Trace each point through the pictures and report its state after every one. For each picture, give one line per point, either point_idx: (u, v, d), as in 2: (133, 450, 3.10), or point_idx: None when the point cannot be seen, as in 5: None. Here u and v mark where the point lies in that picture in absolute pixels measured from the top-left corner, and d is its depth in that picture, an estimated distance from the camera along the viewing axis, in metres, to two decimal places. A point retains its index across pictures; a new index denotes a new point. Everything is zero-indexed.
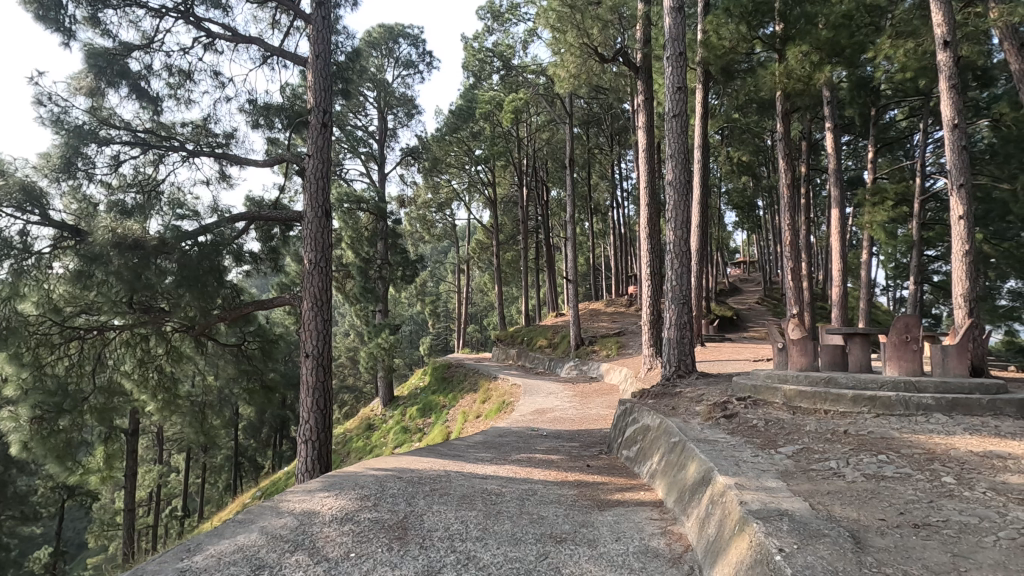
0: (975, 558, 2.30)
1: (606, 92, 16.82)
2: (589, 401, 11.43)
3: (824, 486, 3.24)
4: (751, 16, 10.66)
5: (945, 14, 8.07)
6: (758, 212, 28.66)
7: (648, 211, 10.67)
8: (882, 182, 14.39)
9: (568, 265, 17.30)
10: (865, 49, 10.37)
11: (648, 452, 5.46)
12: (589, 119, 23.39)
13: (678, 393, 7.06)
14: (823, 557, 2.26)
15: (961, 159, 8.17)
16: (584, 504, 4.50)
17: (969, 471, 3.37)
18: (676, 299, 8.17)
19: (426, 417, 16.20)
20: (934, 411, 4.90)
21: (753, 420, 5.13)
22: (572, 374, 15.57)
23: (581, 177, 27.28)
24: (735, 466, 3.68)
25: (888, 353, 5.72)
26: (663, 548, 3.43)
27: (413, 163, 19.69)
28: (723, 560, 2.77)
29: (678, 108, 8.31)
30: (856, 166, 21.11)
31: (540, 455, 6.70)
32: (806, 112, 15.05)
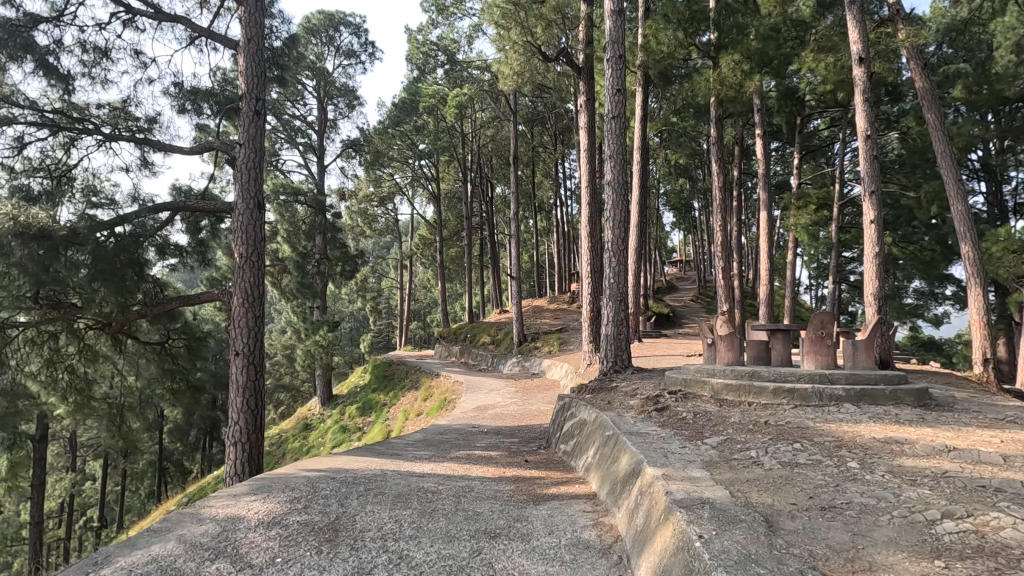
0: (872, 535, 2.49)
1: (550, 91, 17.00)
2: (530, 397, 11.54)
3: (744, 474, 3.42)
4: (688, 23, 11.15)
5: (861, 32, 8.67)
6: (693, 213, 29.89)
7: (590, 210, 10.91)
8: (806, 187, 15.31)
9: (512, 262, 17.28)
10: (791, 61, 11.04)
11: (584, 446, 5.58)
12: (534, 117, 23.53)
13: (614, 388, 7.25)
14: (738, 541, 2.38)
15: (873, 168, 8.80)
16: (520, 499, 4.54)
17: (871, 456, 3.65)
18: (614, 297, 8.35)
19: (366, 416, 15.85)
20: (845, 402, 5.28)
21: (683, 413, 5.34)
22: (515, 370, 15.68)
23: (525, 174, 27.45)
24: (663, 457, 3.82)
25: (806, 347, 6.09)
26: (594, 539, 3.52)
27: (355, 155, 19.19)
28: (649, 549, 2.87)
29: (618, 109, 8.45)
30: (783, 170, 22.33)
31: (480, 452, 6.70)
32: (739, 118, 15.77)
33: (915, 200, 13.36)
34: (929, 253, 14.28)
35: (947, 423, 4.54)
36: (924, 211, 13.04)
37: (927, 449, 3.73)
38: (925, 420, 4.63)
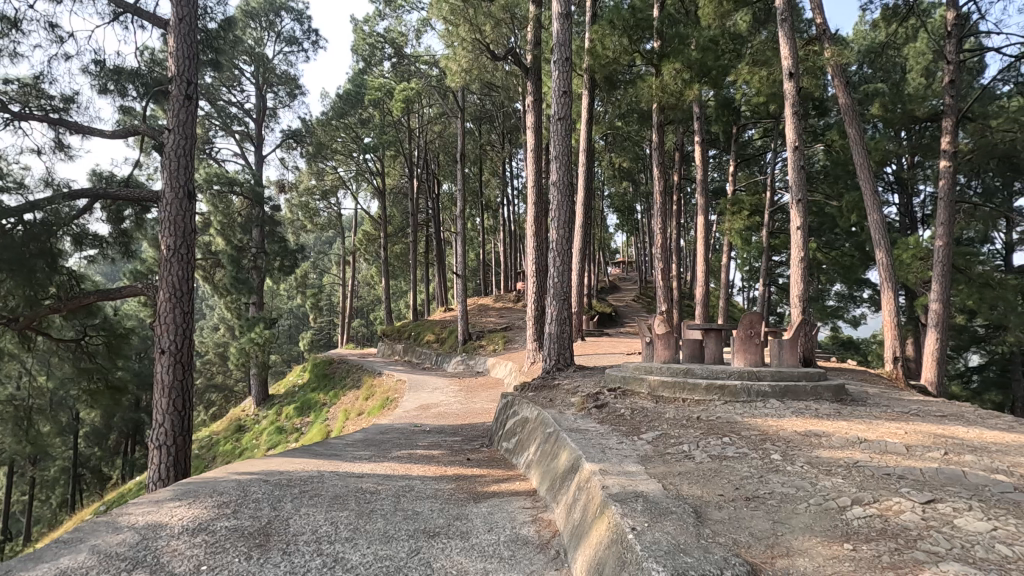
0: (790, 522, 2.65)
1: (498, 90, 17.00)
2: (474, 396, 11.53)
3: (676, 468, 3.55)
4: (632, 30, 11.46)
5: (791, 49, 9.17)
6: (635, 216, 30.73)
7: (535, 209, 11.01)
8: (740, 194, 16.05)
9: (458, 260, 17.14)
10: (727, 72, 11.55)
11: (525, 443, 5.63)
12: (481, 115, 23.47)
13: (556, 385, 7.36)
14: (668, 532, 2.47)
15: (800, 177, 9.31)
16: (461, 497, 4.52)
17: (792, 448, 3.88)
18: (558, 296, 8.46)
19: (304, 416, 15.33)
20: (770, 397, 5.60)
21: (621, 409, 5.48)
22: (459, 368, 15.61)
23: (472, 172, 27.34)
24: (601, 453, 3.91)
25: (736, 346, 6.40)
26: (532, 535, 3.56)
27: (296, 146, 18.52)
28: (585, 543, 2.93)
29: (564, 110, 8.55)
30: (720, 177, 23.33)
31: (421, 451, 6.63)
32: (680, 125, 16.34)
33: (837, 208, 14.31)
34: (848, 258, 15.40)
35: (860, 417, 4.89)
36: (845, 219, 14.00)
37: (841, 441, 4.00)
38: (840, 414, 4.98)
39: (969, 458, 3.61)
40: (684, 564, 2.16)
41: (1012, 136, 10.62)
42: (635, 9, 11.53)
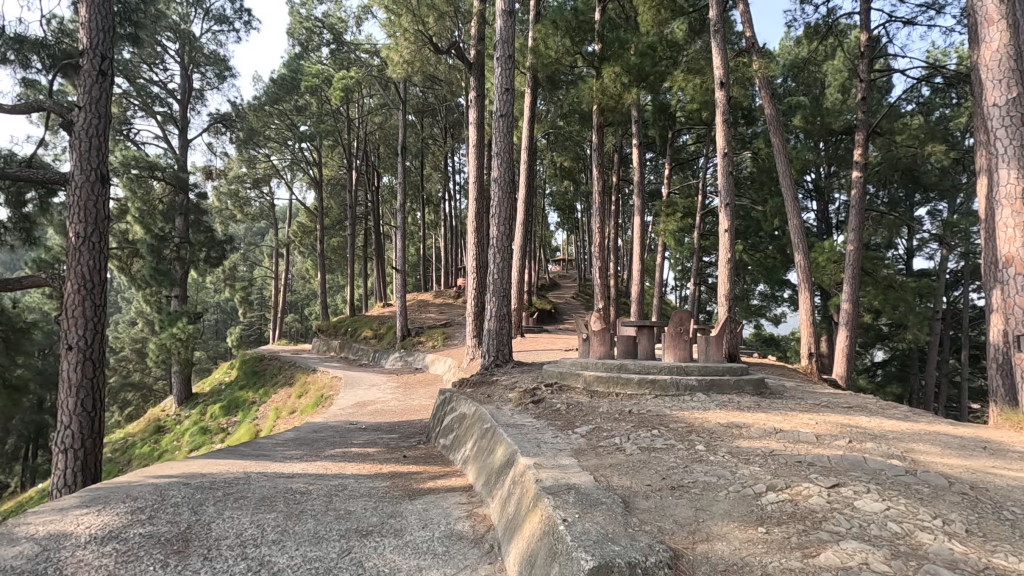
0: (711, 509, 2.81)
1: (442, 83, 16.80)
2: (411, 393, 11.39)
3: (608, 460, 3.67)
4: (574, 32, 11.76)
5: (722, 59, 9.61)
6: (575, 215, 31.27)
7: (476, 205, 11.01)
8: (675, 197, 16.68)
9: (398, 254, 16.81)
10: (664, 78, 11.95)
11: (462, 439, 5.63)
12: (424, 108, 23.13)
13: (494, 381, 7.40)
14: (598, 522, 2.55)
15: (728, 182, 9.77)
16: (395, 495, 4.47)
17: (715, 438, 4.10)
18: (497, 292, 8.49)
19: (231, 416, 14.60)
20: (697, 391, 5.87)
21: (557, 404, 5.59)
22: (397, 365, 15.35)
23: (413, 166, 26.88)
24: (536, 447, 3.97)
25: (667, 342, 6.66)
26: (467, 530, 3.57)
27: (225, 131, 17.59)
28: (519, 536, 2.97)
29: (506, 108, 8.58)
30: (656, 179, 24.15)
31: (356, 449, 6.48)
32: (619, 127, 16.77)
33: (761, 213, 15.16)
34: (771, 260, 16.36)
35: (776, 409, 5.22)
36: (768, 223, 14.85)
37: (760, 432, 4.27)
38: (759, 406, 5.31)
39: (870, 445, 3.94)
40: (612, 552, 2.23)
41: (914, 151, 11.63)
42: (577, 12, 11.82)
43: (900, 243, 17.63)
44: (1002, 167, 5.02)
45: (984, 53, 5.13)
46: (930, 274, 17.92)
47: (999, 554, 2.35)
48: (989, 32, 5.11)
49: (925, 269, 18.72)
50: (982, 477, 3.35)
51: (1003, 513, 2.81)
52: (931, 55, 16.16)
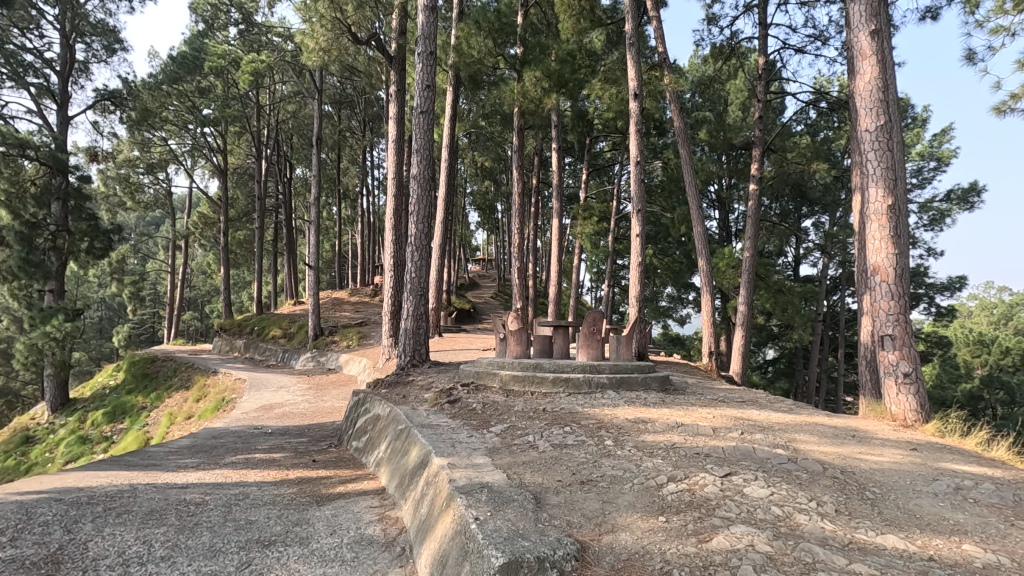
0: (617, 501, 2.94)
1: (361, 75, 16.26)
2: (323, 394, 10.99)
3: (521, 458, 3.72)
4: (497, 33, 11.77)
5: (637, 72, 10.05)
6: (496, 215, 31.42)
7: (395, 202, 10.73)
8: (591, 201, 17.25)
9: (311, 249, 16.07)
10: (582, 86, 12.28)
11: (376, 440, 5.49)
12: (341, 98, 22.26)
13: (410, 381, 7.30)
14: (509, 520, 2.58)
15: (640, 190, 10.24)
16: (302, 502, 4.27)
17: (622, 433, 4.29)
18: (414, 291, 8.37)
19: (117, 424, 13.29)
20: (607, 389, 6.12)
21: (473, 404, 5.60)
22: (308, 366, 14.67)
23: (329, 158, 25.77)
24: (450, 447, 3.96)
25: (581, 342, 6.88)
26: (377, 534, 3.49)
27: (114, 109, 15.99)
28: (430, 537, 2.95)
29: (427, 104, 8.45)
30: (574, 183, 24.84)
31: (260, 455, 6.13)
32: (540, 130, 17.09)
33: (670, 220, 16.03)
34: (677, 264, 17.36)
35: (678, 404, 5.56)
36: (677, 230, 15.76)
37: (664, 426, 4.52)
38: (664, 402, 5.63)
39: (759, 436, 4.29)
40: (521, 548, 2.27)
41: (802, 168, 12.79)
42: (500, 14, 11.90)
43: (789, 251, 19.34)
44: (872, 185, 5.65)
45: (859, 83, 5.74)
46: (814, 280, 19.83)
47: (860, 529, 2.65)
48: (863, 64, 5.72)
49: (810, 275, 20.67)
50: (851, 462, 3.76)
51: (866, 494, 3.17)
52: (818, 82, 17.88)
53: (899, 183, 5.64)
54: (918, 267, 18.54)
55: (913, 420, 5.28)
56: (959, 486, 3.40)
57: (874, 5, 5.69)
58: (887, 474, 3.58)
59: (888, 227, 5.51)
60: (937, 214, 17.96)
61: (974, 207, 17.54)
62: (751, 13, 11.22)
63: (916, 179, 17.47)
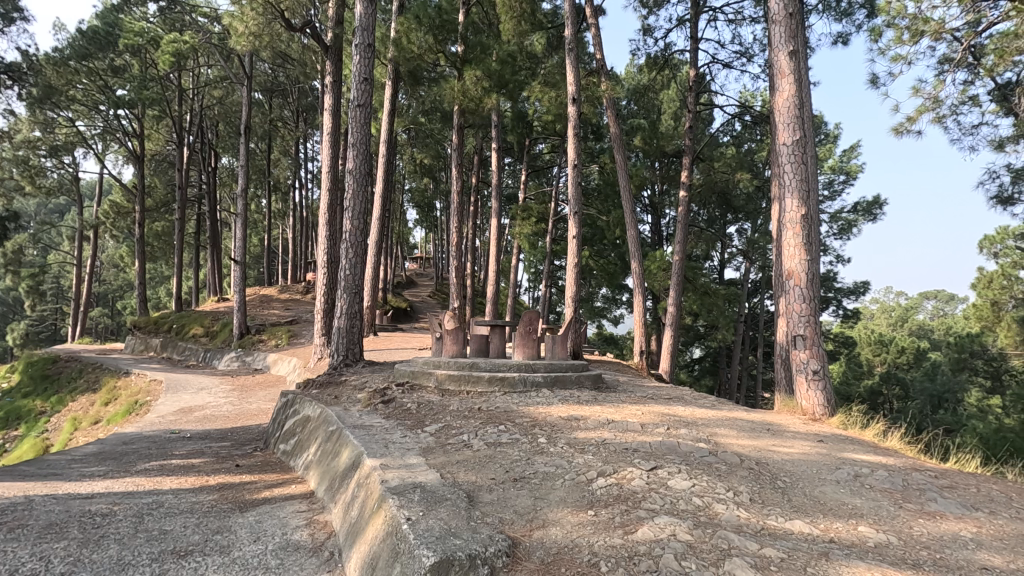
0: (548, 497, 3.01)
1: (295, 63, 15.63)
2: (249, 396, 10.48)
3: (455, 457, 3.72)
4: (437, 30, 11.64)
5: (576, 77, 10.26)
6: (434, 213, 31.05)
7: (329, 196, 10.37)
8: (530, 202, 17.44)
9: (238, 243, 15.24)
10: (522, 87, 12.35)
11: (305, 442, 5.30)
12: (272, 86, 21.30)
13: (342, 382, 7.12)
14: (441, 519, 2.57)
15: (576, 192, 10.46)
16: (223, 508, 4.06)
17: (556, 431, 4.38)
18: (348, 289, 8.13)
19: (10, 431, 12.10)
20: (542, 387, 6.22)
21: (408, 404, 5.52)
22: (232, 366, 13.93)
23: (258, 148, 24.55)
24: (383, 448, 3.89)
25: (517, 341, 6.95)
26: (305, 539, 3.38)
27: (12, 84, 14.50)
28: (360, 540, 2.89)
29: (363, 98, 8.23)
30: (514, 183, 25.00)
31: (177, 461, 5.77)
32: (480, 129, 17.08)
33: (605, 222, 16.47)
34: (612, 266, 17.88)
35: (610, 402, 5.74)
36: (611, 232, 16.22)
37: (595, 423, 4.65)
38: (596, 399, 5.78)
39: (683, 430, 4.50)
40: (452, 547, 2.28)
41: (727, 177, 13.50)
42: (441, 10, 11.77)
43: (715, 255, 20.37)
44: (788, 196, 6.07)
45: (779, 100, 6.15)
46: (737, 283, 20.99)
47: (772, 516, 2.85)
48: (782, 82, 6.14)
49: (734, 278, 21.86)
50: (765, 454, 4.03)
51: (777, 483, 3.41)
52: (743, 96, 18.95)
53: (811, 195, 6.09)
54: (829, 272, 20.05)
55: (821, 414, 5.73)
56: (858, 473, 3.72)
57: (792, 28, 6.12)
58: (795, 463, 3.87)
59: (801, 236, 5.94)
60: (845, 224, 19.49)
61: (877, 218, 19.16)
62: (683, 27, 11.73)
63: (828, 191, 18.87)
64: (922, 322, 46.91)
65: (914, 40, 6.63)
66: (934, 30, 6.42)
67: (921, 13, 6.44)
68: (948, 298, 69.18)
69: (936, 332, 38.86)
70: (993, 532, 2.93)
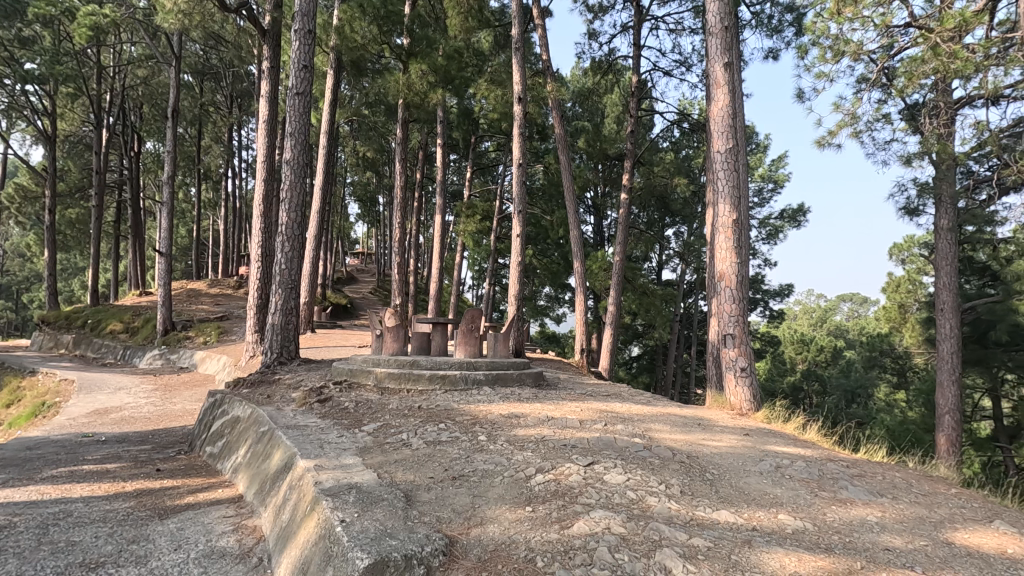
0: (487, 494, 3.01)
1: (230, 46, 14.85)
2: (173, 396, 9.87)
3: (393, 456, 3.66)
4: (382, 20, 11.38)
5: (522, 76, 10.31)
6: (376, 208, 30.36)
7: (264, 187, 9.91)
8: (475, 199, 17.38)
9: (162, 233, 14.31)
10: (469, 84, 12.29)
11: (234, 444, 5.06)
12: (204, 68, 20.13)
13: (276, 380, 6.84)
14: (377, 520, 2.53)
15: (521, 191, 10.51)
16: (141, 516, 3.80)
17: (495, 429, 4.39)
18: (284, 284, 7.81)
19: None
20: (482, 385, 6.22)
21: (345, 403, 5.37)
22: (155, 364, 13.09)
23: (187, 134, 23.14)
24: (318, 449, 3.76)
25: (459, 339, 6.91)
26: (231, 545, 3.23)
27: None
28: (291, 544, 2.79)
29: (303, 86, 7.91)
30: (459, 180, 24.83)
31: (90, 466, 5.36)
32: (425, 124, 16.84)
33: (549, 222, 16.67)
34: (555, 265, 18.10)
35: (550, 399, 5.80)
36: (554, 232, 16.41)
37: (535, 420, 4.69)
38: (536, 397, 5.85)
39: (619, 427, 4.62)
40: (388, 547, 2.23)
41: (666, 181, 13.96)
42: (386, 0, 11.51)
43: (654, 257, 21.04)
44: (721, 201, 6.34)
45: (714, 109, 6.42)
46: (674, 284, 21.78)
47: (700, 508, 2.97)
48: (717, 92, 6.40)
49: (670, 279, 22.66)
50: (696, 448, 4.20)
51: (706, 475, 3.57)
52: (682, 104, 19.66)
53: (741, 201, 6.39)
54: (757, 275, 21.15)
55: (747, 409, 6.05)
56: (779, 464, 3.95)
57: (727, 41, 6.40)
58: (723, 456, 4.06)
59: (733, 239, 6.21)
60: (773, 229, 20.62)
61: (801, 225, 20.41)
62: (627, 33, 12.02)
63: (758, 198, 19.91)
64: (839, 322, 50.60)
65: (836, 59, 7.09)
66: (854, 51, 6.90)
67: (842, 35, 6.89)
68: (861, 301, 74.95)
69: (851, 333, 41.83)
70: (894, 516, 3.19)
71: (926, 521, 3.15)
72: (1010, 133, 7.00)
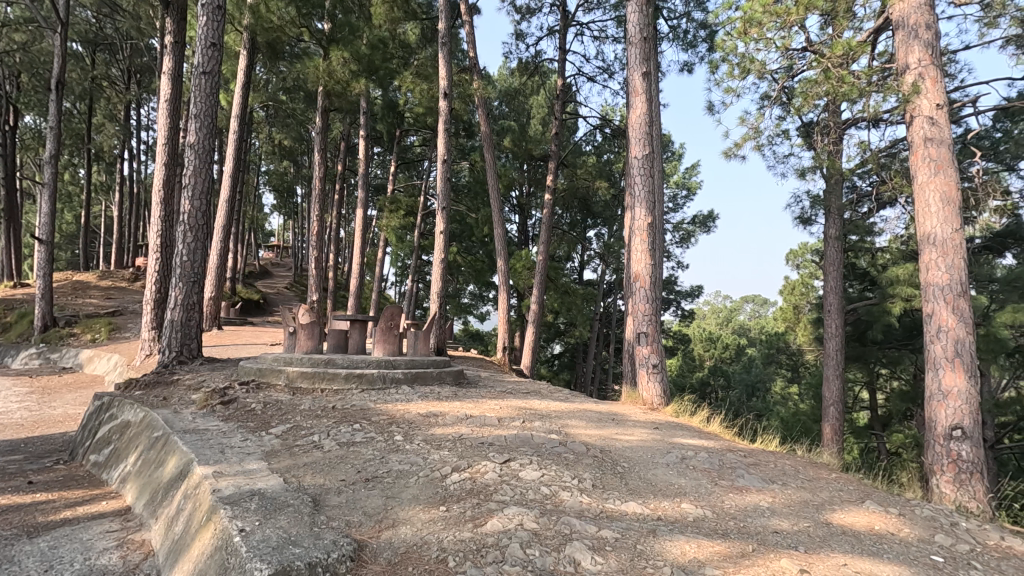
0: (400, 495, 2.95)
1: (128, 16, 13.53)
2: (53, 400, 8.85)
3: (302, 460, 3.49)
4: (302, 3, 10.83)
5: (447, 71, 10.19)
6: (293, 199, 28.92)
7: (164, 172, 9.14)
8: (399, 194, 17.00)
9: (42, 219, 12.79)
10: (394, 76, 11.97)
11: (123, 452, 4.62)
12: (96, 37, 18.21)
13: (175, 381, 6.34)
14: (281, 527, 2.40)
15: (445, 187, 10.38)
16: (5, 536, 3.37)
17: (412, 428, 4.31)
18: (186, 278, 7.27)
19: None
20: (401, 383, 6.10)
21: (252, 404, 5.07)
22: (31, 365, 11.67)
23: (75, 109, 20.85)
24: (218, 454, 3.52)
25: (378, 336, 6.73)
26: (115, 562, 2.94)
27: None
28: (184, 557, 2.59)
29: (209, 65, 7.35)
30: (383, 174, 24.17)
31: None
32: (346, 114, 16.23)
33: (475, 220, 16.62)
34: (479, 263, 18.09)
35: (469, 397, 5.79)
36: (479, 230, 16.40)
37: (454, 419, 4.66)
38: (456, 395, 5.81)
39: (537, 424, 4.68)
40: (290, 556, 2.11)
41: (588, 184, 14.34)
42: None
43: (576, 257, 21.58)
44: (637, 205, 6.59)
45: (632, 116, 6.67)
46: (594, 284, 22.46)
47: (610, 500, 3.07)
48: (635, 100, 6.66)
49: (591, 279, 23.33)
50: (609, 442, 4.35)
51: (617, 468, 3.70)
52: (604, 109, 20.31)
53: (656, 206, 6.68)
54: (671, 277, 22.27)
55: (658, 404, 6.36)
56: (684, 456, 4.17)
57: (645, 51, 6.67)
58: (633, 450, 4.23)
59: (647, 242, 6.46)
60: (685, 234, 21.79)
61: (710, 230, 21.72)
62: (553, 36, 12.25)
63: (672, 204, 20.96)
64: (743, 323, 54.35)
65: (743, 76, 7.59)
66: (758, 69, 7.41)
67: (748, 54, 7.38)
68: (761, 302, 81.08)
69: (752, 332, 45.14)
70: (782, 501, 3.46)
71: (809, 504, 3.45)
72: (888, 153, 7.80)
